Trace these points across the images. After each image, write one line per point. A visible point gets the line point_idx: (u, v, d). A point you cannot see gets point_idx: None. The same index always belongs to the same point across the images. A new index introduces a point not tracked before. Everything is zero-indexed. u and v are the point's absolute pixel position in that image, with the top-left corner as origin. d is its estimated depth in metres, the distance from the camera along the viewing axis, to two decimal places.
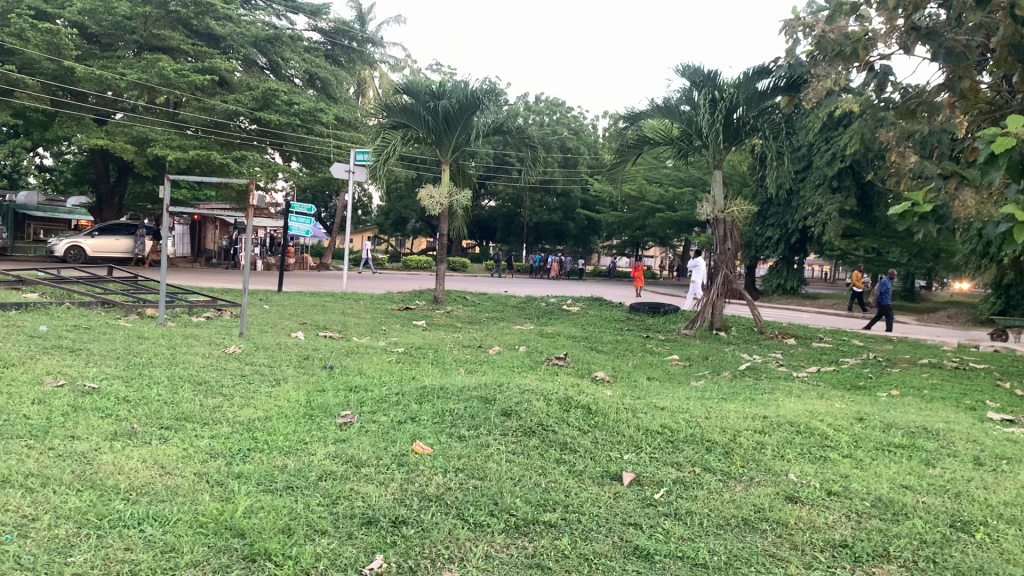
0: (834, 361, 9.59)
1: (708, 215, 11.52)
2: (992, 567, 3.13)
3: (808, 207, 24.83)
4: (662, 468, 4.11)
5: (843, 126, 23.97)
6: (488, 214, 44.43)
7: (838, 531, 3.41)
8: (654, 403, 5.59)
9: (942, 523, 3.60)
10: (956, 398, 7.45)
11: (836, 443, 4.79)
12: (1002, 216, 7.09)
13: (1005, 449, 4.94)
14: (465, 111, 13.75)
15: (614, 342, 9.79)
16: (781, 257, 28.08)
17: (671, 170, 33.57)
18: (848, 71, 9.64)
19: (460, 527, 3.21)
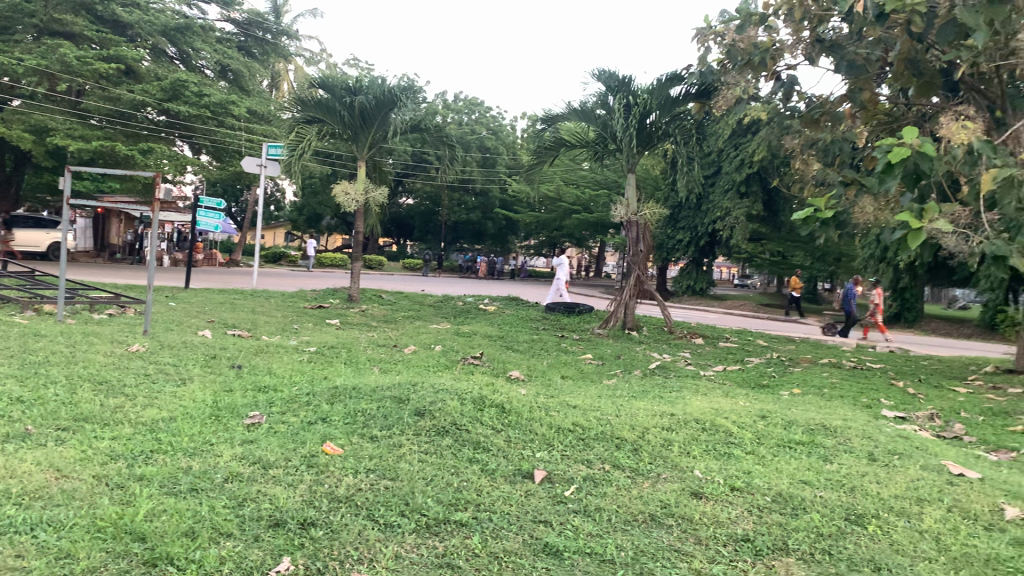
0: (740, 360, 9.87)
1: (621, 217, 11.73)
2: (883, 559, 3.31)
3: (717, 210, 25.53)
4: (573, 465, 4.17)
5: (751, 133, 24.75)
6: (406, 212, 44.12)
7: (740, 526, 3.52)
8: (566, 402, 5.64)
9: (838, 516, 3.75)
10: (852, 396, 7.78)
11: (739, 440, 4.94)
12: (897, 223, 7.46)
13: (896, 446, 5.19)
14: (382, 108, 13.68)
15: (529, 342, 9.84)
16: (692, 259, 28.75)
17: (588, 172, 33.99)
18: (757, 80, 10.00)
19: (369, 528, 3.19)
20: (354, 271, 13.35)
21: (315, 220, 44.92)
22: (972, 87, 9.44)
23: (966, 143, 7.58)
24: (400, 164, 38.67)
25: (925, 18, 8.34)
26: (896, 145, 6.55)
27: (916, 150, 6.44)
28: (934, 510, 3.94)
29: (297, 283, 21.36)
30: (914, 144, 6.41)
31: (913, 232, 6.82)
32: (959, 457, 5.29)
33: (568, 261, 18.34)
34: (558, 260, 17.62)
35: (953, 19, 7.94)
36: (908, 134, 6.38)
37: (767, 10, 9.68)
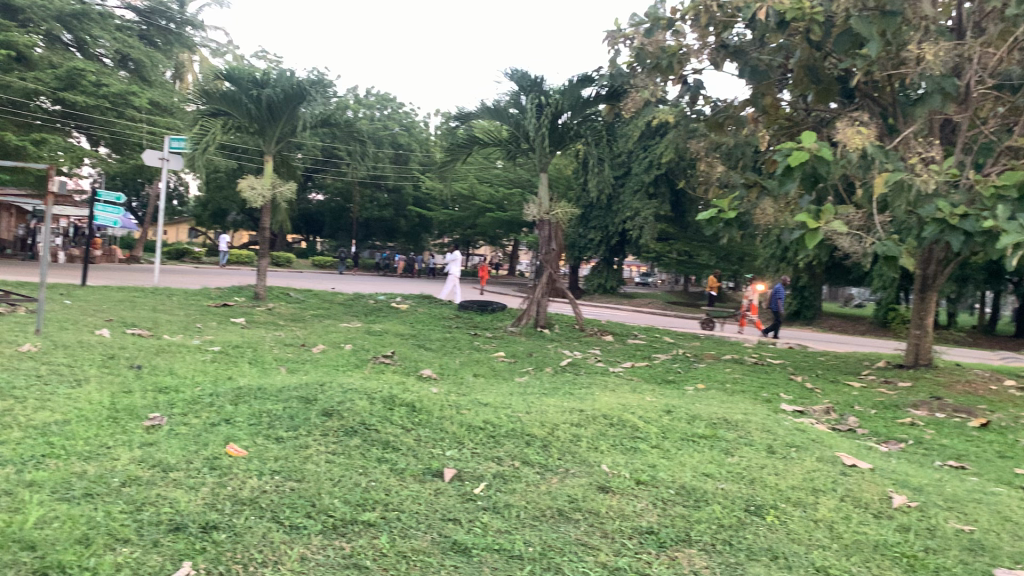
0: (648, 357, 10.08)
1: (533, 216, 11.80)
2: (779, 548, 3.44)
3: (627, 211, 25.99)
4: (483, 463, 4.19)
5: (660, 135, 25.27)
6: (316, 209, 43.36)
7: (645, 518, 3.61)
8: (477, 400, 5.67)
9: (738, 507, 3.88)
10: (754, 391, 8.05)
11: (645, 435, 5.06)
12: (797, 224, 7.76)
13: (793, 438, 5.40)
14: (290, 102, 13.41)
15: (441, 339, 9.82)
16: (603, 258, 29.17)
17: (502, 171, 34.11)
18: (665, 83, 10.22)
19: (274, 530, 3.14)
20: (261, 268, 13.05)
21: (221, 216, 43.70)
22: (865, 95, 9.88)
23: (860, 148, 7.94)
24: (310, 159, 38.00)
25: (823, 27, 8.70)
26: (795, 148, 6.83)
27: (814, 153, 6.74)
28: (828, 500, 4.11)
29: (202, 280, 20.75)
30: (812, 148, 6.70)
31: (810, 233, 7.14)
32: (852, 448, 5.53)
33: (460, 258, 18.23)
34: (449, 257, 17.45)
35: (849, 28, 8.31)
36: (806, 139, 6.67)
37: (674, 15, 9.92)
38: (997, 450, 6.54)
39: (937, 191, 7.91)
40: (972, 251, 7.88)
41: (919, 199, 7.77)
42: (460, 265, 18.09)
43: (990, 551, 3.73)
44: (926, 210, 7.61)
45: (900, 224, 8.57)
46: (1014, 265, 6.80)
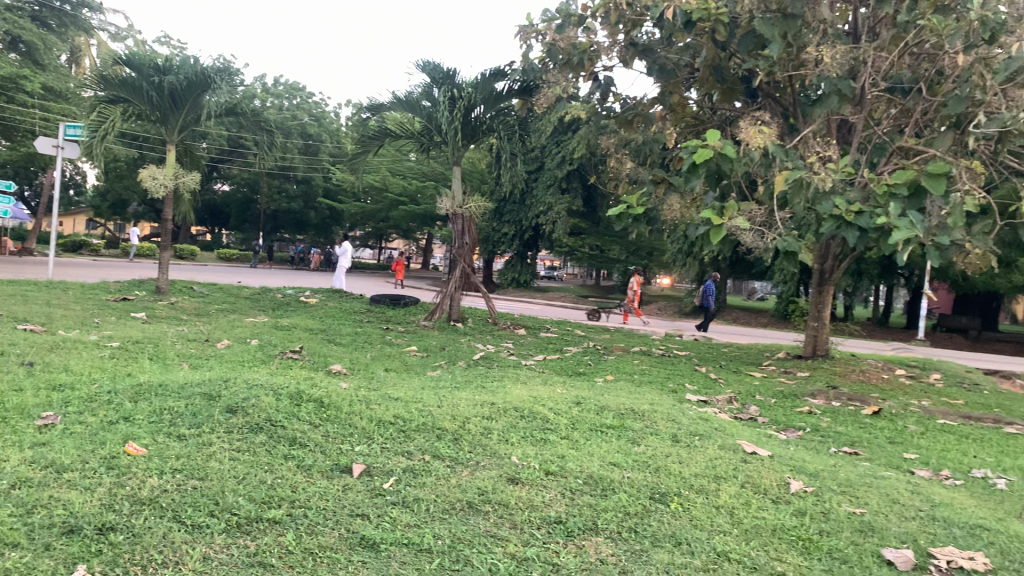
0: (560, 350, 10.20)
1: (447, 210, 11.76)
2: (682, 535, 3.55)
3: (540, 205, 26.19)
4: (392, 457, 4.17)
5: (572, 130, 25.53)
6: (221, 200, 42.19)
7: (553, 508, 3.66)
8: (388, 394, 5.64)
9: (643, 495, 3.98)
10: (661, 382, 8.26)
11: (555, 426, 5.13)
12: (703, 220, 7.97)
13: (697, 427, 5.56)
14: (194, 90, 13.02)
15: (352, 334, 9.72)
16: (515, 252, 29.33)
17: (415, 163, 33.88)
18: (576, 79, 10.34)
19: (175, 530, 3.06)
20: (163, 261, 12.62)
21: (120, 207, 42.07)
22: (767, 95, 10.20)
23: (762, 146, 8.21)
24: (216, 149, 36.95)
25: (728, 27, 8.95)
26: (700, 146, 7.05)
27: (718, 151, 6.95)
28: (729, 487, 4.25)
29: (98, 273, 19.98)
30: (716, 146, 6.91)
31: (715, 228, 7.38)
32: (752, 436, 5.73)
33: (351, 249, 18.03)
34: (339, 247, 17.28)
35: (752, 29, 8.57)
36: (711, 137, 6.88)
37: (585, 12, 10.04)
38: (886, 436, 6.88)
39: (834, 188, 8.24)
40: (865, 247, 8.25)
41: (817, 196, 8.07)
42: (351, 255, 17.87)
43: (878, 532, 3.93)
44: (823, 206, 7.92)
45: (799, 220, 8.89)
46: (903, 260, 7.14)
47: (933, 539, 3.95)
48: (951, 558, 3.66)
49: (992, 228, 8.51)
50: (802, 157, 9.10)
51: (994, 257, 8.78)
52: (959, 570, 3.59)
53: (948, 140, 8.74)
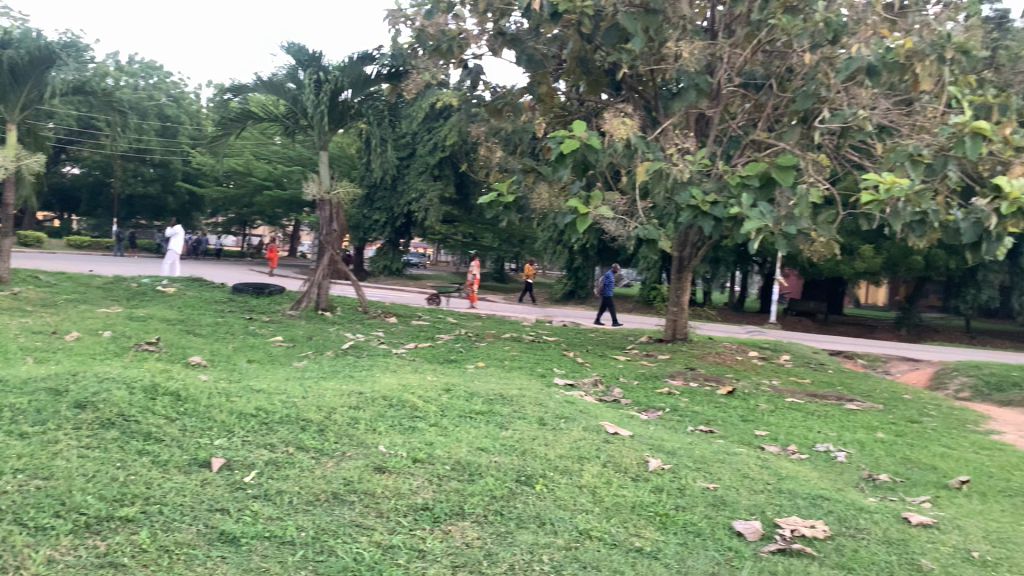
0: (431, 338, 10.21)
1: (314, 195, 11.45)
2: (547, 515, 3.65)
3: (411, 192, 25.97)
4: (254, 450, 4.08)
5: (443, 117, 25.51)
6: (70, 184, 39.67)
7: (420, 495, 3.68)
8: (251, 386, 5.50)
9: (510, 478, 4.05)
10: (530, 367, 8.41)
11: (424, 414, 5.14)
12: (570, 207, 8.14)
13: (563, 410, 5.70)
14: (37, 66, 12.18)
15: (212, 325, 9.39)
16: (386, 239, 29.03)
17: (281, 148, 32.96)
18: (445, 66, 10.32)
19: (17, 533, 2.89)
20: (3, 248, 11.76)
21: None
22: (631, 88, 10.51)
23: (625, 138, 8.47)
24: (63, 130, 34.75)
25: (593, 20, 9.15)
26: (567, 136, 7.25)
27: (584, 142, 7.17)
28: (592, 467, 4.39)
29: None
30: (582, 137, 7.11)
31: (581, 217, 7.63)
32: (615, 417, 5.94)
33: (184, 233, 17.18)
34: (171, 230, 16.44)
35: (616, 23, 8.81)
36: (577, 128, 7.09)
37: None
38: (740, 414, 7.28)
39: (692, 179, 8.61)
40: (721, 235, 8.67)
41: (676, 186, 8.41)
42: (180, 244, 16.93)
43: (730, 505, 4.16)
44: (682, 197, 8.26)
45: (660, 210, 9.21)
46: (755, 249, 7.56)
47: (779, 510, 4.21)
48: (794, 527, 3.92)
49: (834, 217, 9.11)
50: (662, 148, 9.43)
51: (836, 245, 9.41)
52: (802, 537, 3.85)
53: (796, 134, 9.28)
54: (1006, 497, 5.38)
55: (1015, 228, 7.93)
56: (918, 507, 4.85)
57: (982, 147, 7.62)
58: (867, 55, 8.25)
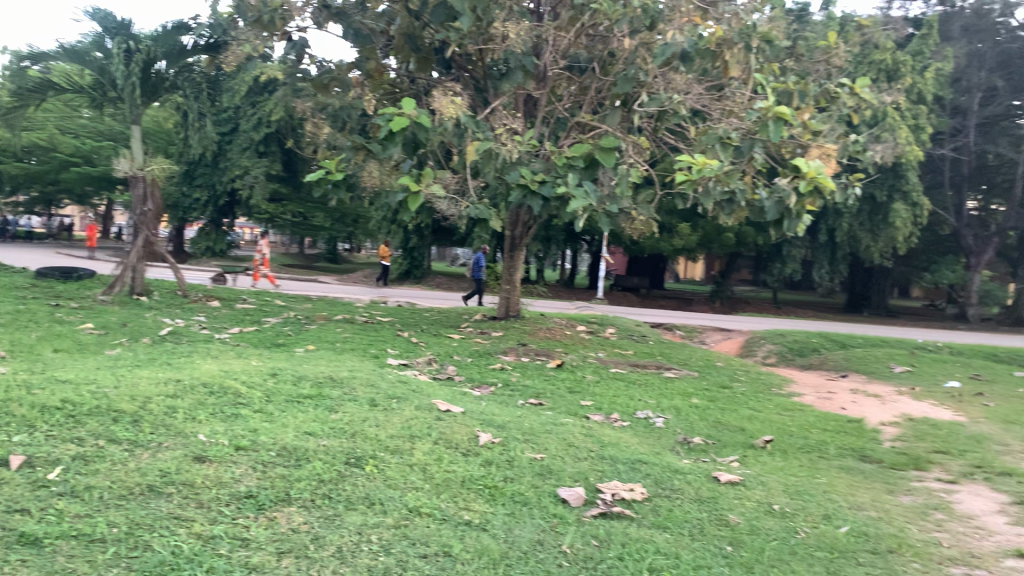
0: (257, 321, 9.90)
1: (124, 172, 10.78)
2: (376, 495, 3.65)
3: (235, 169, 24.88)
4: (60, 446, 3.81)
5: (268, 92, 24.59)
6: None
7: (243, 483, 3.57)
8: (55, 377, 5.12)
9: (339, 461, 4.01)
10: (362, 348, 8.32)
11: (248, 400, 4.98)
12: (400, 186, 8.10)
13: (394, 390, 5.69)
14: None
15: (12, 313, 8.65)
16: (209, 220, 27.75)
17: (89, 121, 30.62)
18: (267, 39, 9.96)
19: None
20: None
21: None
22: (460, 67, 10.54)
23: (454, 117, 8.51)
24: None
25: None
26: (396, 114, 7.24)
27: (413, 120, 7.20)
28: (422, 445, 4.41)
29: None
30: (411, 115, 7.13)
31: (412, 195, 7.66)
32: (447, 395, 5.99)
33: None
34: None
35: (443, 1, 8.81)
36: (406, 106, 7.11)
37: None
38: (567, 386, 7.54)
39: (520, 159, 8.77)
40: (548, 213, 8.91)
41: (504, 166, 8.54)
42: None
43: (556, 473, 4.32)
44: (511, 176, 8.42)
45: (489, 189, 9.34)
46: (581, 226, 7.83)
47: (601, 475, 4.41)
48: (615, 491, 4.11)
49: (654, 197, 9.55)
50: (491, 127, 9.54)
51: (655, 223, 9.89)
52: (622, 501, 4.05)
53: (618, 117, 9.65)
54: (803, 453, 5.88)
55: (812, 206, 8.61)
56: (727, 466, 5.23)
57: (784, 131, 8.19)
58: (682, 41, 8.67)
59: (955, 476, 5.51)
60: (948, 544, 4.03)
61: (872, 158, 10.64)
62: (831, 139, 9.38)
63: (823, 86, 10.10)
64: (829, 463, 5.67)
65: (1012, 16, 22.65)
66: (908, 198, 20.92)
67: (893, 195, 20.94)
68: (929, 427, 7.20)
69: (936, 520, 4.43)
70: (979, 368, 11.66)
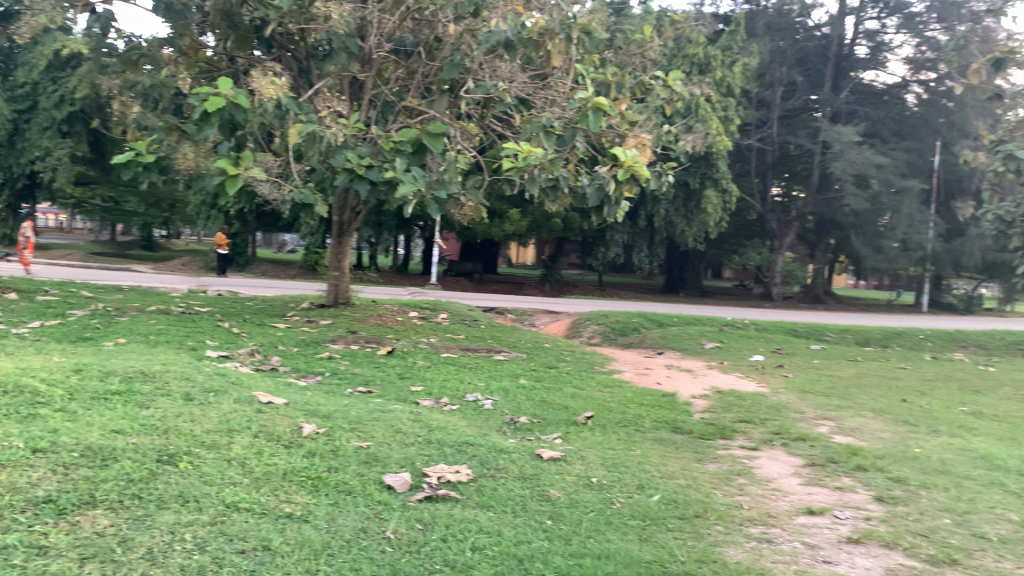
0: (62, 314, 9.22)
1: None
2: (190, 492, 3.51)
3: (34, 149, 22.93)
4: None
5: (70, 67, 22.79)
6: None
7: (41, 488, 3.33)
8: None
9: (149, 459, 3.82)
10: (179, 340, 7.93)
11: (48, 399, 4.64)
12: (219, 169, 7.75)
13: (212, 382, 5.47)
14: None
15: None
16: (4, 204, 25.47)
17: None
18: (66, 10, 9.25)
19: None
20: None
21: None
22: (281, 46, 10.17)
23: (275, 98, 8.25)
24: None
25: None
26: (212, 94, 6.93)
27: (231, 100, 6.91)
28: (241, 439, 4.28)
29: None
30: (228, 96, 6.85)
31: (230, 178, 7.35)
32: (269, 386, 5.82)
33: None
34: None
35: None
36: (223, 85, 6.82)
37: None
38: (396, 372, 7.53)
39: (345, 143, 8.60)
40: (375, 198, 8.82)
41: (329, 150, 8.35)
42: None
43: (382, 461, 4.31)
44: (336, 159, 8.25)
45: (314, 173, 9.10)
46: (409, 211, 7.79)
47: (427, 460, 4.45)
48: (440, 474, 4.16)
49: (480, 183, 9.64)
50: (316, 110, 9.30)
51: (483, 209, 9.99)
52: (447, 484, 4.11)
53: (444, 103, 9.66)
54: (621, 427, 6.17)
55: (630, 193, 8.96)
56: (550, 443, 5.39)
57: (603, 121, 8.48)
58: (506, 29, 8.78)
59: (757, 443, 5.96)
60: (749, 505, 4.35)
61: (685, 148, 11.21)
62: (647, 129, 9.80)
63: (639, 77, 10.52)
64: (644, 435, 5.98)
65: (808, 16, 24.69)
66: (719, 185, 22.24)
67: (705, 182, 22.19)
68: (735, 398, 7.76)
69: (738, 485, 4.78)
70: (780, 343, 12.62)
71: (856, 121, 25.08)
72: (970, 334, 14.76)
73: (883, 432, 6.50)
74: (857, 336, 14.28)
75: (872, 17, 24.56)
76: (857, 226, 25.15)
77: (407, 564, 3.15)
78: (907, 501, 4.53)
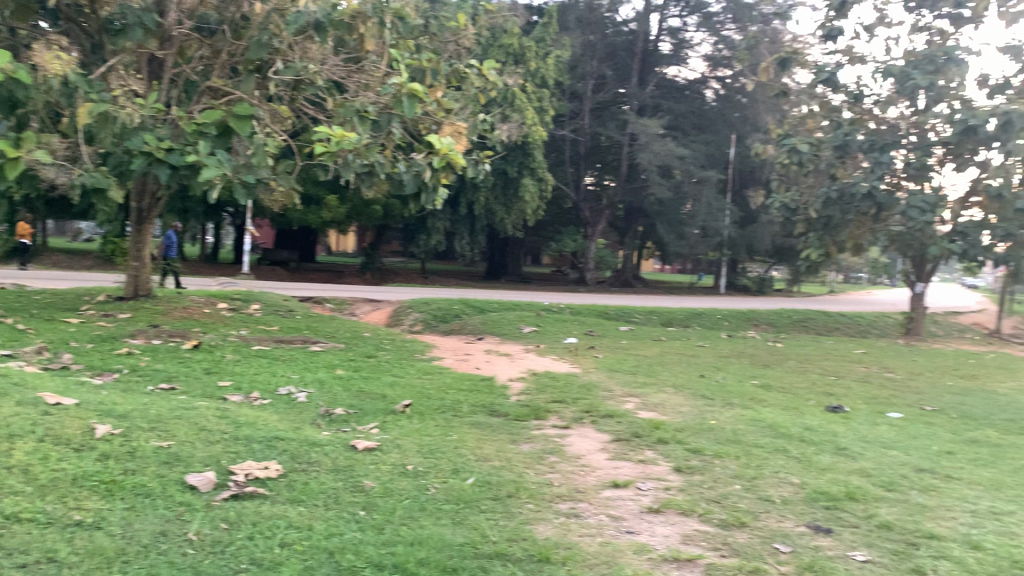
0: None
1: None
2: None
3: None
4: None
5: None
6: None
7: None
8: None
9: None
10: None
11: None
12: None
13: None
14: None
15: None
16: None
17: None
18: None
19: None
20: None
21: None
22: (69, 19, 9.37)
23: (61, 75, 7.65)
24: None
25: None
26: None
27: (9, 77, 6.32)
28: (24, 444, 3.94)
29: None
30: (6, 70, 6.25)
31: (11, 161, 6.73)
32: (58, 386, 5.38)
33: None
34: None
35: None
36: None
37: None
38: (203, 366, 7.20)
39: (144, 125, 8.07)
40: (177, 184, 8.35)
41: (124, 131, 7.81)
42: None
43: (184, 460, 4.11)
44: (133, 142, 7.73)
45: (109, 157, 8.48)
46: (214, 197, 7.43)
47: (233, 456, 4.28)
48: (247, 471, 4.03)
49: (292, 168, 9.34)
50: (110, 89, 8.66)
51: (295, 195, 9.69)
52: (255, 481, 3.98)
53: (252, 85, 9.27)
54: (438, 413, 6.20)
55: (446, 180, 8.97)
56: (366, 433, 5.34)
57: (417, 108, 8.45)
58: (316, 10, 8.52)
59: (568, 422, 6.17)
60: (558, 482, 4.51)
61: (500, 136, 11.35)
62: (462, 117, 9.87)
63: (454, 65, 10.53)
64: (461, 420, 6.04)
65: (616, 12, 25.63)
66: (535, 173, 22.79)
67: (521, 171, 22.64)
68: (549, 379, 8.01)
69: (550, 463, 4.93)
70: (592, 325, 13.14)
71: (660, 114, 26.45)
72: (762, 313, 15.98)
73: (682, 406, 6.92)
74: (662, 317, 15.12)
75: (674, 15, 25.89)
76: (663, 213, 26.56)
77: (210, 566, 3.03)
78: (703, 470, 4.85)
